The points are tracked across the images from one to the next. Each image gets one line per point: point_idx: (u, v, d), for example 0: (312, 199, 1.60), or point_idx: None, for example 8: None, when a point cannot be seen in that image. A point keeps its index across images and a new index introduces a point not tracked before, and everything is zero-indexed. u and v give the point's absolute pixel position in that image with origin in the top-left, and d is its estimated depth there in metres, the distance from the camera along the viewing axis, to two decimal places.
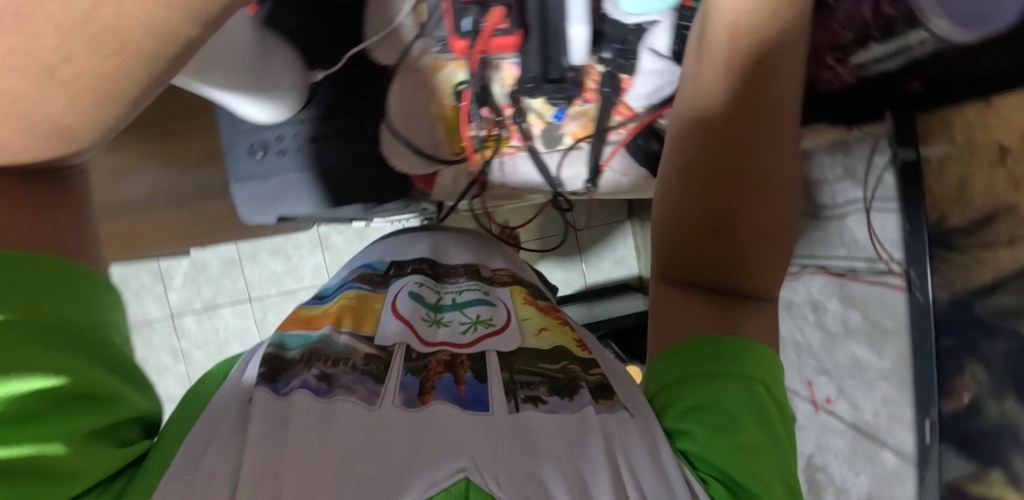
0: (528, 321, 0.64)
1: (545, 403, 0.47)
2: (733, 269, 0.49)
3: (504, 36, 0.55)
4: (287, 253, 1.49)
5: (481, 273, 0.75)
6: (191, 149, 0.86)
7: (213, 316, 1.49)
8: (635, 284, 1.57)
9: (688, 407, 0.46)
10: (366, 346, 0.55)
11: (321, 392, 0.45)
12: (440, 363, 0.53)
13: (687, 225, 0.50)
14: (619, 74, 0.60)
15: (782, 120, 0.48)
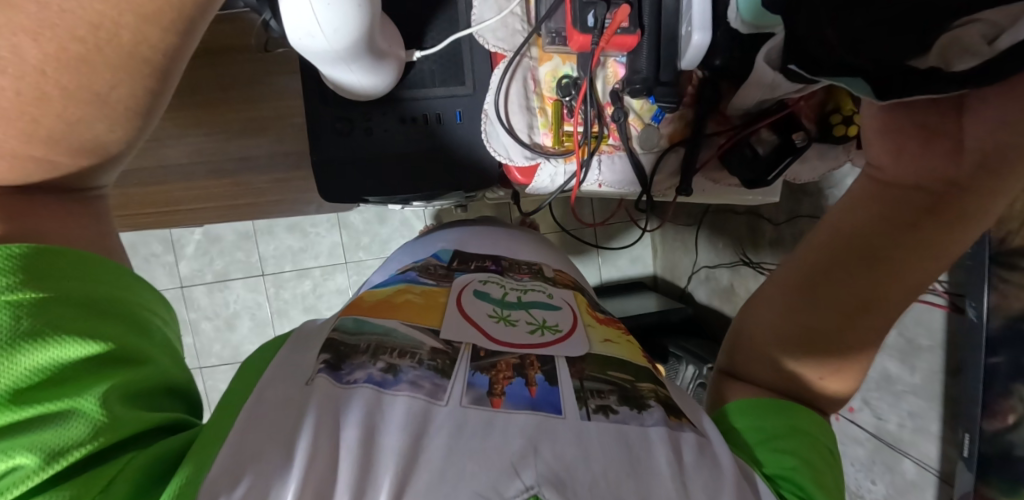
0: (592, 328, 0.64)
1: (616, 412, 0.39)
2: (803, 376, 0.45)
3: (625, 34, 0.47)
4: (303, 229, 1.47)
5: (544, 272, 0.78)
6: (235, 117, 0.83)
7: (224, 288, 1.46)
8: (649, 283, 1.58)
9: (768, 435, 0.43)
10: (431, 338, 0.44)
11: (385, 385, 0.37)
12: (509, 364, 0.42)
13: (782, 315, 0.45)
14: (722, 84, 0.54)
15: (943, 248, 0.40)
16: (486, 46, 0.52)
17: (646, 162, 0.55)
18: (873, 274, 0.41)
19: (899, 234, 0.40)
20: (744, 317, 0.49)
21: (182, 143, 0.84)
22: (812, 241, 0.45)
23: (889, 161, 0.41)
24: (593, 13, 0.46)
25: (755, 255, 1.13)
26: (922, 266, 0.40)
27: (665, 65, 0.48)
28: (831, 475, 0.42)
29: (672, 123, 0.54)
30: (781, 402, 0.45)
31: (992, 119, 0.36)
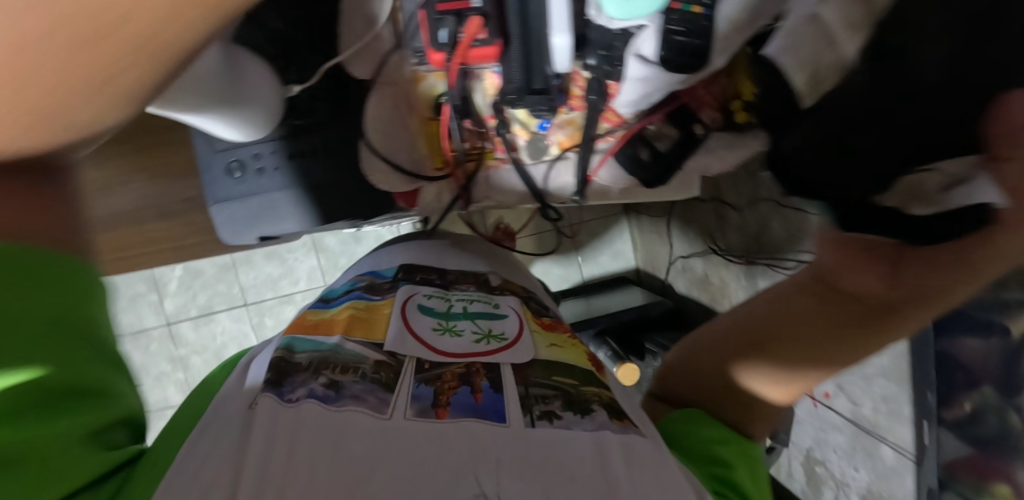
0: (537, 334, 0.61)
1: (559, 418, 0.43)
2: (734, 402, 0.58)
3: (483, 45, 0.50)
4: (281, 256, 1.48)
5: (490, 284, 0.74)
6: (171, 160, 0.84)
7: (210, 321, 1.48)
8: (633, 277, 1.54)
9: (712, 440, 0.49)
10: (377, 350, 0.51)
11: (328, 401, 0.41)
12: (455, 375, 0.48)
13: (744, 354, 0.57)
14: (606, 80, 0.56)
15: (870, 341, 0.52)
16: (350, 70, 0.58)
17: (534, 172, 0.65)
18: (790, 336, 0.55)
19: (844, 320, 0.52)
20: (710, 351, 0.61)
21: (126, 191, 0.85)
22: (779, 295, 0.58)
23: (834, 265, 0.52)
24: (445, 29, 0.49)
25: (725, 242, 1.10)
26: (851, 353, 0.52)
27: (535, 72, 0.51)
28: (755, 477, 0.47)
29: (558, 132, 0.63)
30: (703, 417, 0.51)
31: (930, 269, 0.46)
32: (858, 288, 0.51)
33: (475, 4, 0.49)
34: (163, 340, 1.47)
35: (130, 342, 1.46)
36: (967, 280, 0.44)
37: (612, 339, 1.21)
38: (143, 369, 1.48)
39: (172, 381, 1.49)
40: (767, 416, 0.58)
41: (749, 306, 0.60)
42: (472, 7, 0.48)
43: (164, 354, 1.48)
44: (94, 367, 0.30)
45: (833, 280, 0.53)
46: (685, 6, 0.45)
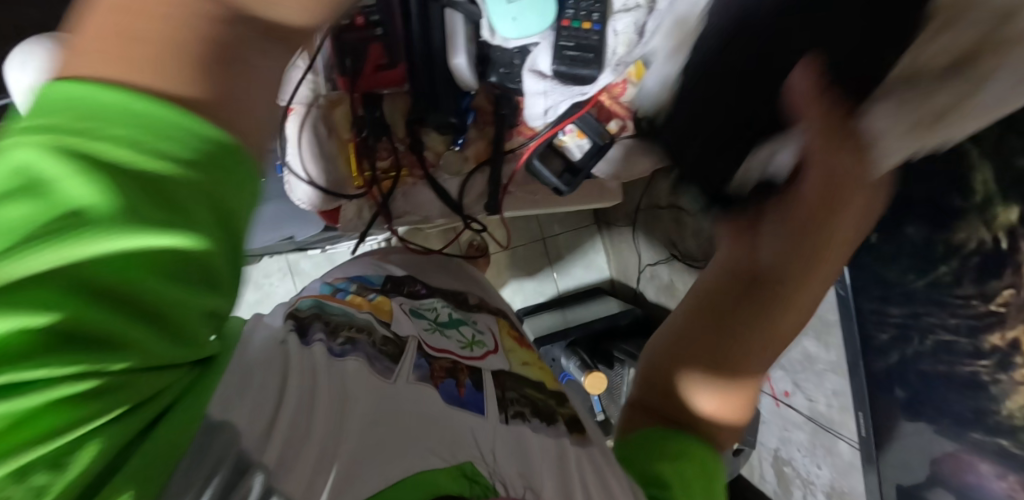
0: (512, 353, 0.71)
1: (528, 420, 0.56)
2: (684, 442, 0.55)
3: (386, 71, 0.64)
4: (256, 281, 1.49)
5: (468, 302, 0.78)
6: None
7: None
8: (607, 287, 1.56)
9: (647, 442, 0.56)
10: (386, 329, 0.61)
11: (343, 355, 0.51)
12: (443, 368, 0.58)
13: (657, 392, 0.60)
14: (514, 97, 0.67)
15: (769, 317, 0.52)
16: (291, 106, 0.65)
17: (450, 186, 0.72)
18: (721, 359, 0.55)
19: (727, 315, 0.54)
20: (640, 409, 0.62)
21: None
22: (677, 350, 0.58)
23: (691, 300, 0.59)
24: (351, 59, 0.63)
25: (686, 249, 1.12)
26: (753, 333, 0.53)
27: (438, 86, 0.64)
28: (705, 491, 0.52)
29: (473, 146, 0.70)
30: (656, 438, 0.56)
31: (820, 178, 0.45)
32: (747, 262, 0.53)
33: (379, 36, 0.63)
34: None
35: None
36: (828, 232, 0.47)
37: (582, 348, 1.23)
38: None
39: None
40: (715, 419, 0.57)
41: (647, 359, 0.63)
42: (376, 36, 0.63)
43: None
44: (221, 259, 0.25)
45: (711, 295, 0.56)
46: (569, 25, 0.59)
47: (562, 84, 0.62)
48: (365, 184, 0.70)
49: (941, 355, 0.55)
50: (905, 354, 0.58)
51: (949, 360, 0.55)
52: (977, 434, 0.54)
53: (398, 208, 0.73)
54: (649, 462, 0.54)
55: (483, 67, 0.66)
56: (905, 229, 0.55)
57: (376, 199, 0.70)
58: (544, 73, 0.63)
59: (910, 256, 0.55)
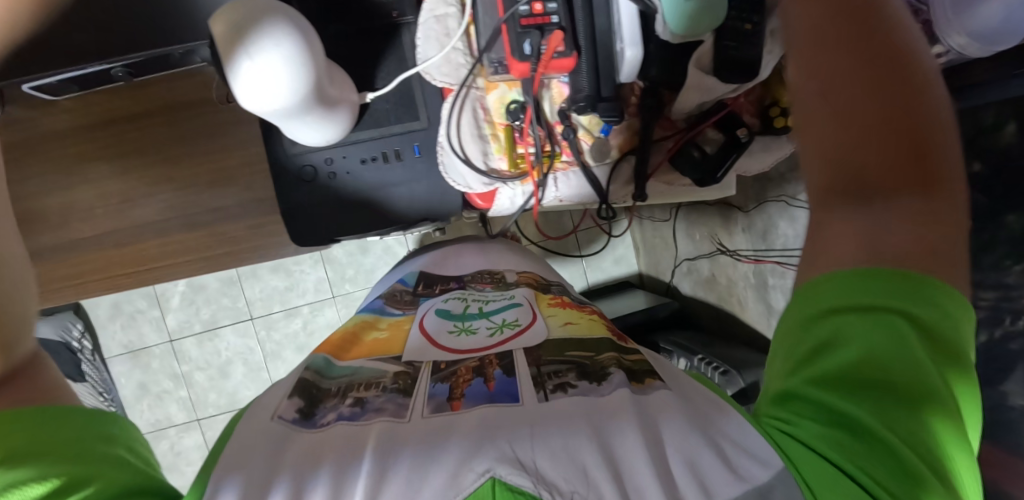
0: (553, 316, 0.61)
1: (575, 387, 0.41)
2: (924, 205, 0.38)
3: (561, 58, 0.50)
4: (287, 268, 1.46)
5: (506, 282, 0.73)
6: (207, 169, 0.86)
7: (213, 337, 1.46)
8: (635, 281, 1.59)
9: (813, 345, 0.38)
10: (395, 364, 0.48)
11: (355, 418, 0.39)
12: (469, 369, 0.46)
13: (887, 217, 0.38)
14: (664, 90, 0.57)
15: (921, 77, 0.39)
16: (432, 82, 0.55)
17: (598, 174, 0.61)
18: (899, 105, 0.38)
19: (894, 83, 0.38)
20: (837, 198, 0.40)
21: (153, 201, 0.86)
22: (832, 100, 0.39)
23: (811, 59, 0.41)
24: (529, 41, 0.49)
25: (733, 244, 1.15)
26: (896, 25, 0.41)
27: (604, 81, 0.52)
28: (888, 364, 0.35)
29: (620, 134, 0.58)
30: (822, 284, 0.39)
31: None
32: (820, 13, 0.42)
33: (555, 20, 0.49)
34: (164, 357, 1.44)
35: (130, 359, 1.43)
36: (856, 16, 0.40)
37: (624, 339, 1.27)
38: (145, 387, 1.45)
39: (175, 399, 1.46)
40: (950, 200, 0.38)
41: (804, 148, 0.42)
42: (554, 22, 0.49)
43: (165, 370, 1.45)
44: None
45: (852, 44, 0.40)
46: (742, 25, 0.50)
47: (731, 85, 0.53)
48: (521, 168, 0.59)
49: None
50: (995, 335, 0.64)
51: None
52: None
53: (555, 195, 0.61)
54: (779, 370, 0.40)
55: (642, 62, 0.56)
56: (1004, 218, 0.61)
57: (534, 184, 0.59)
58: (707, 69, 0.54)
59: (1009, 242, 0.61)
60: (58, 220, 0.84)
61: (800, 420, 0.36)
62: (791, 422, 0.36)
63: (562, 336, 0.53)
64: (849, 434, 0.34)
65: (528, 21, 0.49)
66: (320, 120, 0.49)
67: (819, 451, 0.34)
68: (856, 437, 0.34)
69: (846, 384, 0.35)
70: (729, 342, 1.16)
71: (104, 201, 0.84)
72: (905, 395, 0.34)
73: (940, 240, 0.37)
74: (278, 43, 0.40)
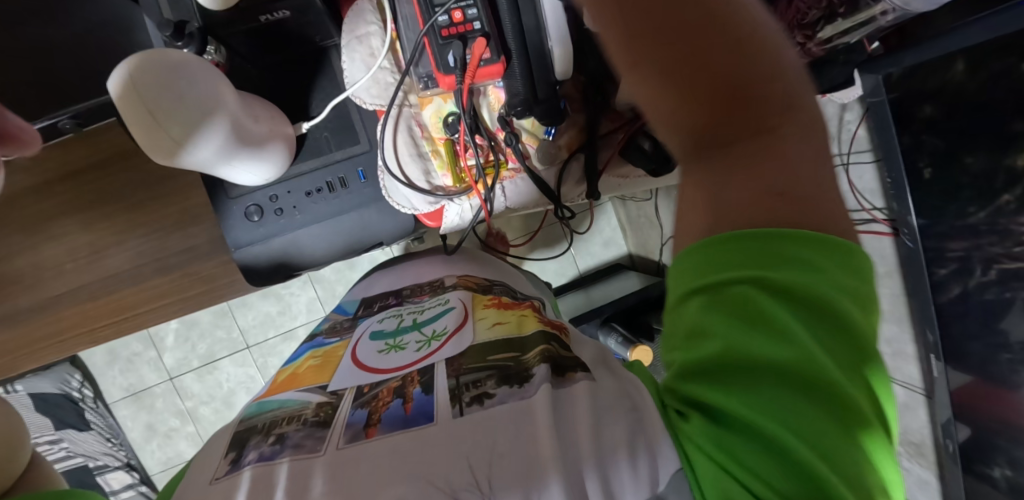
0: (485, 318, 0.61)
1: (492, 398, 0.44)
2: (768, 145, 0.38)
3: (489, 64, 0.50)
4: (277, 294, 1.45)
5: (444, 286, 0.72)
6: (170, 211, 0.85)
7: (213, 370, 1.46)
8: (626, 262, 1.58)
9: (687, 335, 0.39)
10: (319, 394, 0.51)
11: (273, 457, 0.42)
12: (391, 390, 0.49)
13: (730, 165, 0.38)
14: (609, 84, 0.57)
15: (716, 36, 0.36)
16: (364, 106, 0.55)
17: (546, 177, 0.59)
18: (737, 51, 0.36)
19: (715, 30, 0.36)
20: (688, 158, 0.40)
21: (122, 250, 0.85)
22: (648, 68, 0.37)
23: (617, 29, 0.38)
24: (452, 52, 0.48)
25: None
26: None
27: (538, 83, 0.49)
28: (778, 356, 0.35)
29: (565, 134, 0.57)
30: (700, 280, 0.39)
31: None
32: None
33: (477, 27, 0.49)
34: (167, 396, 1.44)
35: (134, 402, 1.43)
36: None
37: (619, 324, 1.27)
38: (152, 427, 1.45)
39: (184, 435, 1.47)
40: (801, 131, 0.38)
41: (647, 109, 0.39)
42: (476, 29, 0.48)
43: (170, 409, 1.45)
44: None
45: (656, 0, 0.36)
46: None
47: None
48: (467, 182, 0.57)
49: (1011, 282, 0.58)
50: (969, 286, 0.63)
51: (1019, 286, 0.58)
52: None
53: (503, 204, 0.60)
54: (669, 349, 0.42)
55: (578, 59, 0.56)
56: (963, 160, 0.59)
57: (482, 198, 0.57)
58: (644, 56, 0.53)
59: (972, 186, 0.59)
60: (31, 280, 0.83)
61: (691, 414, 0.38)
62: (682, 419, 0.38)
63: (485, 342, 0.54)
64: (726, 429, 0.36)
65: (449, 32, 0.48)
66: (250, 157, 0.48)
67: (704, 448, 0.36)
68: (731, 427, 0.36)
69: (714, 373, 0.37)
70: None
71: (74, 256, 0.84)
72: (779, 375, 0.35)
73: (796, 176, 0.37)
74: (194, 80, 0.39)
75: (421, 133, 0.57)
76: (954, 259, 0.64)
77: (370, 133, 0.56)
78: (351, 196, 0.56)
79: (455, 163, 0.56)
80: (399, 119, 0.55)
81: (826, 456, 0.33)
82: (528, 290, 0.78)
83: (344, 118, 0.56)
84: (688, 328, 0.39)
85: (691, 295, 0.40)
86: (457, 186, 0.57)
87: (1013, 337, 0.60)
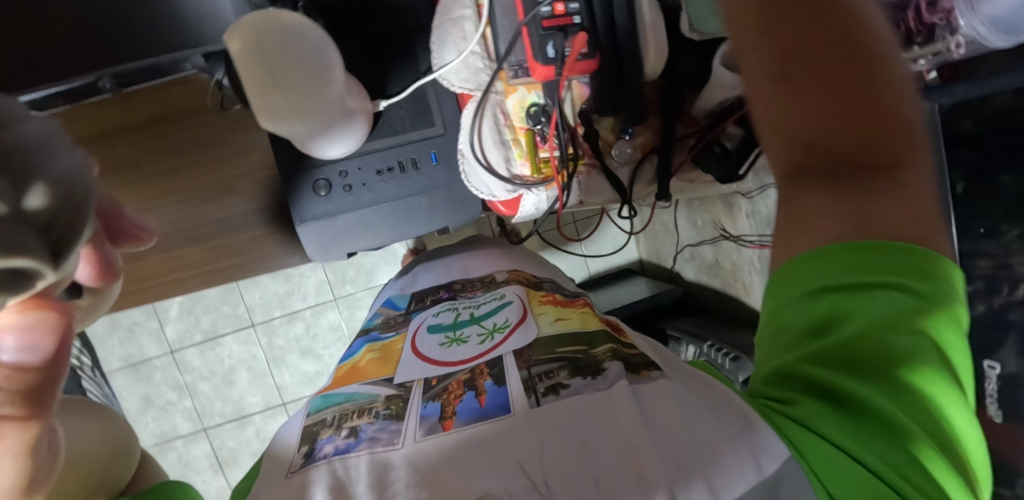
0: (545, 314, 0.61)
1: (567, 388, 0.44)
2: (897, 181, 0.39)
3: (586, 60, 0.50)
4: (287, 274, 1.43)
5: (496, 281, 0.72)
6: (206, 181, 0.84)
7: (215, 346, 1.43)
8: (636, 269, 1.61)
9: (803, 330, 0.41)
10: (387, 387, 0.51)
11: (350, 449, 0.42)
12: (461, 382, 0.49)
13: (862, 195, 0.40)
14: (686, 86, 0.59)
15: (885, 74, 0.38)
16: (450, 88, 0.56)
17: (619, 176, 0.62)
18: (872, 89, 0.38)
19: (825, 77, 0.37)
20: (800, 183, 0.41)
21: (153, 216, 0.83)
22: (793, 91, 0.38)
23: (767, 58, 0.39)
24: (552, 43, 0.49)
25: (736, 229, 1.15)
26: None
27: (626, 84, 0.52)
28: (891, 347, 0.37)
29: (641, 135, 0.60)
30: (826, 268, 0.39)
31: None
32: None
33: (576, 21, 0.50)
34: (166, 369, 1.42)
35: (132, 373, 1.40)
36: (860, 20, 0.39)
37: (631, 328, 1.30)
38: (148, 400, 1.42)
39: (180, 409, 1.44)
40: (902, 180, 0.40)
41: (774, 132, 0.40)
42: (576, 23, 0.50)
43: (168, 382, 1.43)
44: None
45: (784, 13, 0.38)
46: None
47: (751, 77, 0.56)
48: (547, 173, 0.60)
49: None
50: (992, 306, 0.62)
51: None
52: None
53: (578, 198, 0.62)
54: (772, 344, 0.43)
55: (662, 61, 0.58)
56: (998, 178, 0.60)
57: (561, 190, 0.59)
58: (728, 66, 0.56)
59: (1007, 206, 0.59)
60: None
61: (797, 401, 0.40)
62: (789, 405, 0.40)
63: (552, 335, 0.55)
64: (839, 412, 0.38)
65: (551, 25, 0.49)
66: (336, 134, 0.49)
67: (818, 430, 0.38)
68: (844, 411, 0.38)
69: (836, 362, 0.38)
70: (735, 327, 1.17)
71: None
72: (895, 365, 0.37)
73: (917, 207, 0.39)
74: (309, 43, 0.42)
75: (506, 121, 0.59)
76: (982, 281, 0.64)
77: (451, 116, 0.57)
78: (417, 180, 0.56)
79: (535, 154, 0.59)
80: (486, 104, 0.57)
81: (935, 438, 0.35)
82: (570, 286, 0.78)
83: (421, 99, 0.55)
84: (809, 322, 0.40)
85: (814, 292, 0.40)
86: (535, 175, 0.60)
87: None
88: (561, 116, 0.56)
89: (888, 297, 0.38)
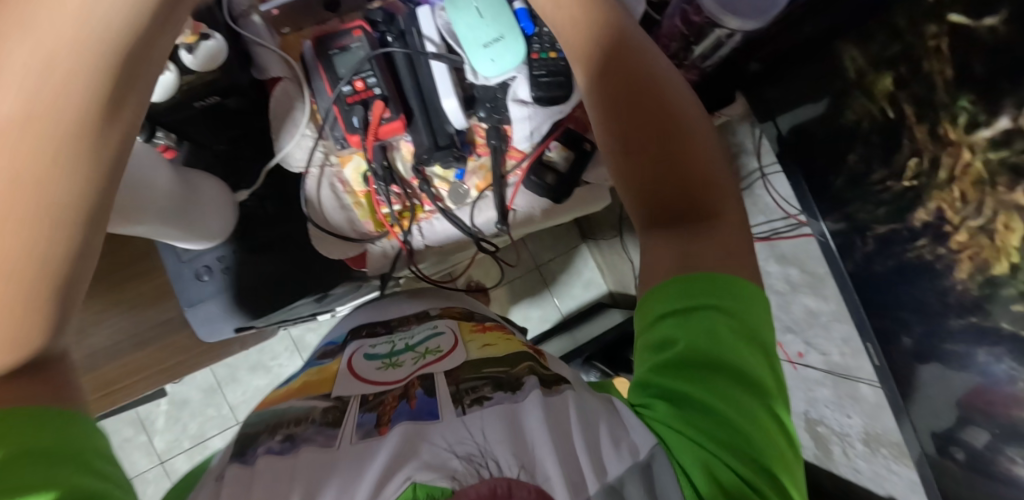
0: (473, 341, 0.62)
1: (489, 399, 0.43)
2: (708, 221, 0.45)
3: (390, 121, 0.66)
4: (265, 365, 1.47)
5: (430, 315, 0.72)
6: (146, 286, 0.90)
7: (202, 450, 1.46)
8: (609, 302, 1.60)
9: (657, 345, 0.42)
10: (325, 400, 0.51)
11: (284, 451, 0.41)
12: (394, 397, 0.49)
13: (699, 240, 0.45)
14: (501, 126, 0.72)
15: (697, 152, 0.47)
16: (291, 168, 0.72)
17: (461, 215, 0.75)
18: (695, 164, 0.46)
19: (669, 149, 0.46)
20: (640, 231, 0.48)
21: (99, 328, 0.88)
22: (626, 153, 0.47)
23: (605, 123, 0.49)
24: (357, 116, 0.65)
25: None
26: (652, 78, 0.49)
27: (438, 134, 0.69)
28: (731, 358, 0.40)
29: (473, 177, 0.74)
30: (675, 292, 0.43)
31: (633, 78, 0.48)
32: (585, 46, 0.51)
33: (377, 92, 0.65)
34: (158, 480, 1.44)
35: None
36: (684, 115, 0.48)
37: (599, 362, 1.30)
38: None
39: None
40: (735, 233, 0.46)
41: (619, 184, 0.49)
42: (375, 94, 0.65)
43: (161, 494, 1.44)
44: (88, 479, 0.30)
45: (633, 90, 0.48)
46: (540, 56, 0.65)
47: (543, 108, 0.68)
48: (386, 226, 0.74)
49: (886, 248, 0.59)
50: (858, 261, 0.63)
51: (894, 251, 0.58)
52: (954, 321, 0.53)
53: (421, 241, 0.76)
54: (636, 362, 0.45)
55: (471, 107, 0.71)
56: None
57: (399, 239, 0.74)
58: (525, 100, 0.68)
59: None
60: None
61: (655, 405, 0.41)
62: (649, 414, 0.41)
63: (480, 357, 0.55)
64: (693, 416, 0.39)
65: (352, 101, 0.65)
66: (186, 225, 0.60)
67: (675, 431, 0.39)
68: (697, 416, 0.39)
69: (681, 372, 0.40)
70: None
71: None
72: (737, 374, 0.40)
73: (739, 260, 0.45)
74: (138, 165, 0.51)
75: (348, 186, 0.74)
76: (848, 240, 0.64)
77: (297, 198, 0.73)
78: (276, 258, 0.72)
79: (374, 212, 0.74)
80: (323, 178, 0.72)
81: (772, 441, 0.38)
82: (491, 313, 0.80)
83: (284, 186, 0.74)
84: (660, 341, 0.42)
85: (663, 316, 0.43)
86: (378, 228, 0.75)
87: (913, 307, 0.57)
88: (387, 176, 0.71)
89: (721, 315, 0.41)
